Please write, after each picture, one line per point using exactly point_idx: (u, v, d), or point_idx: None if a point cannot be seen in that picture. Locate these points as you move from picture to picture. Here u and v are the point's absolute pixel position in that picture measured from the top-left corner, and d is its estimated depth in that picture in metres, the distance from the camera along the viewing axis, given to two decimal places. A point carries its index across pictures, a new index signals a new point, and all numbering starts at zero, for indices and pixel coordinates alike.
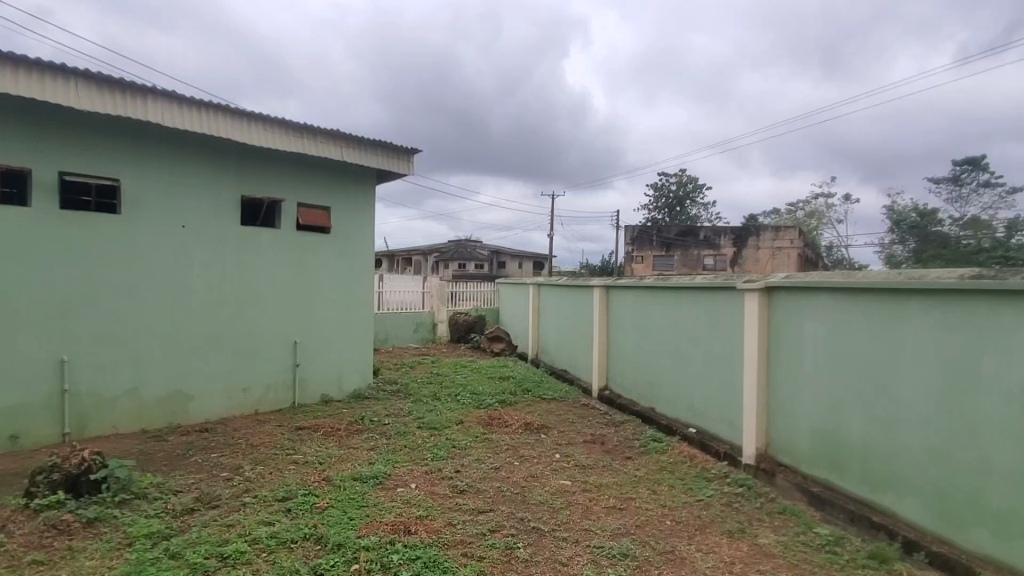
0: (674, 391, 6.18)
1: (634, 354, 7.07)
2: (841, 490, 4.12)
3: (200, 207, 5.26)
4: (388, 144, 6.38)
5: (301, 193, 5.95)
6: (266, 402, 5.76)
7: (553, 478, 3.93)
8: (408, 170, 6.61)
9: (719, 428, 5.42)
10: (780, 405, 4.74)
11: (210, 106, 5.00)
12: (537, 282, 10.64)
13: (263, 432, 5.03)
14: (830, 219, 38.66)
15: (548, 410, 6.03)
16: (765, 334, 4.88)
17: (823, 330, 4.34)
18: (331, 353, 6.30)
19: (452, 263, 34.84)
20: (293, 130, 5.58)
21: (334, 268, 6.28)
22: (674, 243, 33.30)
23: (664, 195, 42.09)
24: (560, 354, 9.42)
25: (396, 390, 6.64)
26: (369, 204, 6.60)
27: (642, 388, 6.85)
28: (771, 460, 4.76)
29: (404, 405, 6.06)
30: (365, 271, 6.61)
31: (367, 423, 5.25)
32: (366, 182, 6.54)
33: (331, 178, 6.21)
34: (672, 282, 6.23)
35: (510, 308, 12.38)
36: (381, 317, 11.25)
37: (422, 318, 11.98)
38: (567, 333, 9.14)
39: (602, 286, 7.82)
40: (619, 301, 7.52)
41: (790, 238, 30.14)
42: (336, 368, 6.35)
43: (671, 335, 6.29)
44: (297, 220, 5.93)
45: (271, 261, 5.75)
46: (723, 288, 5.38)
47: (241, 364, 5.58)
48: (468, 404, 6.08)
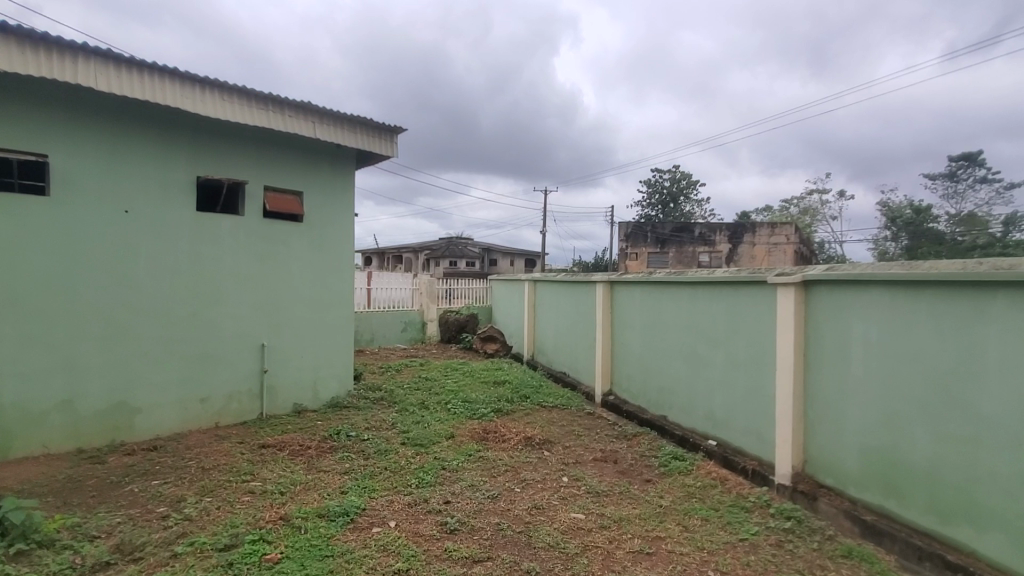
0: (690, 398, 5.53)
1: (643, 356, 6.42)
2: (901, 521, 3.50)
3: (147, 190, 4.52)
4: (367, 121, 5.66)
5: (268, 175, 5.22)
6: (228, 414, 5.04)
7: (563, 511, 3.25)
8: (390, 152, 5.92)
9: (745, 441, 4.78)
10: (820, 416, 4.11)
11: (156, 70, 4.26)
12: (532, 277, 9.98)
13: (220, 452, 4.30)
14: (824, 215, 38.36)
15: (549, 421, 5.36)
16: (801, 335, 4.24)
17: (875, 331, 3.69)
18: (305, 357, 5.59)
19: (443, 260, 34.05)
20: (257, 103, 4.86)
21: (308, 262, 5.57)
22: (669, 240, 32.78)
23: (658, 191, 41.59)
24: (558, 355, 8.77)
25: (380, 398, 5.94)
26: (349, 189, 5.90)
27: (652, 394, 6.20)
28: (811, 481, 4.13)
29: (388, 415, 5.36)
30: (343, 265, 5.90)
31: (343, 439, 4.54)
32: (345, 164, 5.83)
33: (304, 159, 5.50)
34: (688, 276, 5.58)
35: (504, 305, 11.72)
36: (366, 316, 10.50)
37: (411, 317, 11.25)
38: (567, 333, 8.47)
39: (605, 281, 7.17)
40: (624, 298, 6.86)
41: (786, 235, 29.74)
42: (310, 374, 5.64)
43: (686, 335, 5.64)
44: (264, 207, 5.20)
45: (233, 252, 5.02)
46: (749, 282, 4.73)
47: (199, 372, 4.86)
48: (460, 414, 5.40)
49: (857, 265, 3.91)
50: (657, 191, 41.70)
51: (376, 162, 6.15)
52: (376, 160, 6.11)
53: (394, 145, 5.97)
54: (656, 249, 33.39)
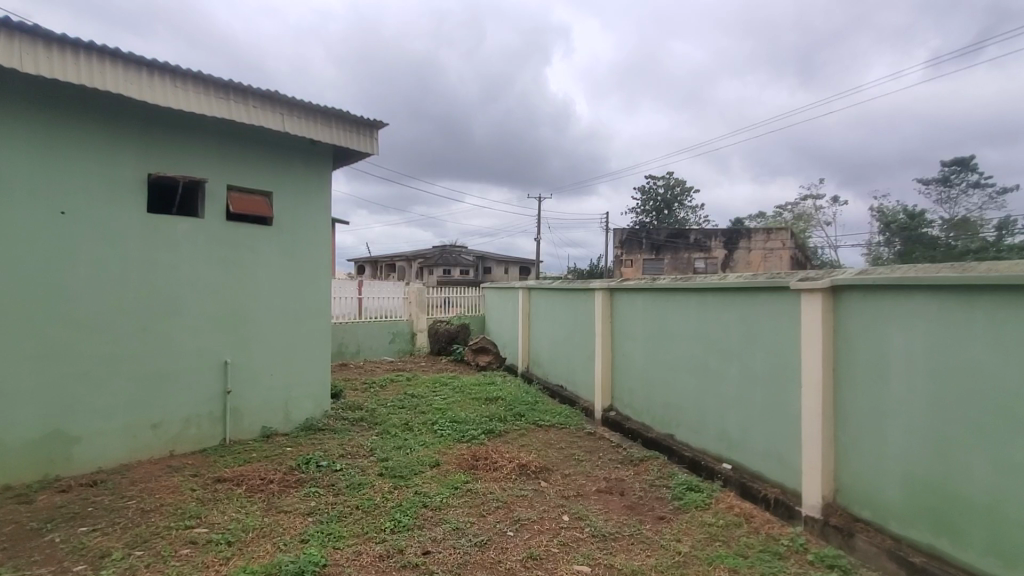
0: (701, 416, 5.03)
1: (647, 369, 5.93)
2: (957, 564, 2.99)
3: (89, 189, 3.99)
4: (343, 114, 5.15)
5: (232, 174, 4.71)
6: (185, 441, 4.49)
7: (564, 562, 2.73)
8: (370, 149, 5.41)
9: (765, 465, 4.28)
10: (854, 440, 3.61)
11: (95, 51, 3.76)
12: (527, 285, 9.49)
13: (167, 488, 3.74)
14: (818, 220, 38.20)
15: (546, 444, 4.83)
16: (830, 347, 3.75)
17: (920, 343, 3.20)
18: (274, 375, 5.04)
19: (437, 269, 33.52)
20: (217, 92, 4.35)
21: (278, 269, 5.03)
22: (664, 246, 32.44)
23: (652, 198, 41.34)
24: (554, 367, 8.26)
25: (359, 419, 5.39)
26: (325, 189, 5.39)
27: (657, 411, 5.69)
28: (844, 513, 3.62)
29: (366, 439, 4.80)
30: (319, 272, 5.36)
31: (312, 470, 3.99)
32: (320, 162, 5.33)
33: (274, 155, 4.99)
34: (696, 282, 5.10)
35: (497, 315, 11.21)
36: (352, 327, 9.95)
37: (400, 327, 10.70)
38: (564, 344, 7.97)
39: (604, 289, 6.69)
40: (625, 306, 6.38)
41: (782, 240, 29.50)
42: (281, 394, 5.09)
43: (694, 347, 5.15)
44: (226, 208, 4.68)
45: (191, 259, 4.49)
46: (767, 288, 4.26)
47: (149, 393, 4.30)
48: (447, 437, 4.85)
49: (893, 267, 3.45)
50: (651, 197, 41.47)
51: (355, 160, 5.66)
52: (355, 158, 5.61)
53: (375, 141, 5.47)
54: (652, 255, 33.08)
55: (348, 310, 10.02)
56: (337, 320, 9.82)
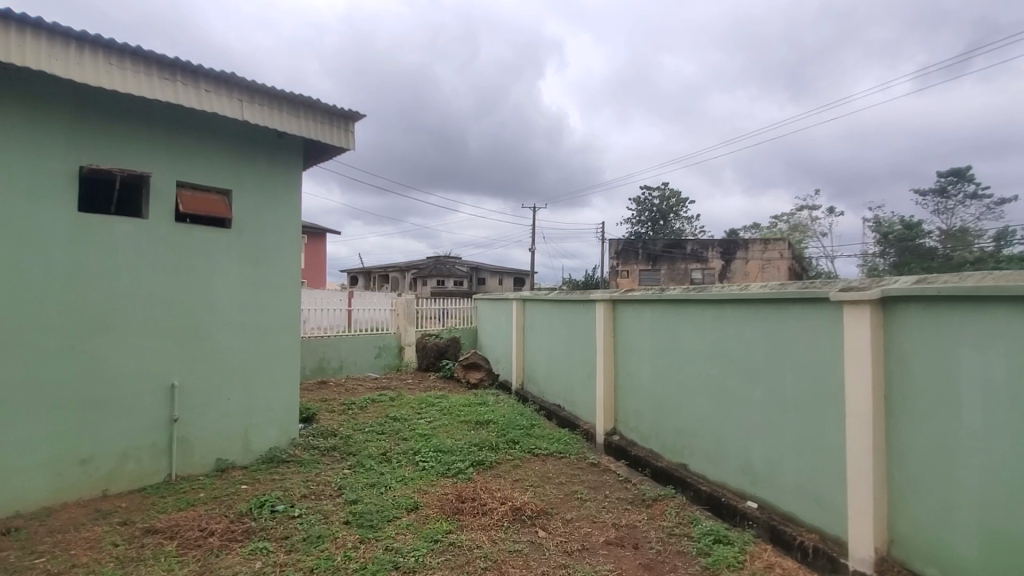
0: (719, 446, 4.43)
1: (655, 390, 5.33)
2: None
3: (6, 182, 3.38)
4: (314, 103, 4.55)
5: (183, 169, 4.12)
6: (122, 479, 3.84)
7: None
8: (346, 143, 4.83)
9: (799, 506, 3.68)
10: (913, 482, 3.02)
11: (9, 18, 3.15)
12: (521, 297, 8.90)
13: (87, 542, 3.08)
14: (814, 231, 37.94)
15: (544, 478, 4.20)
16: (881, 369, 3.17)
17: (1001, 367, 2.61)
18: (232, 399, 4.39)
19: (430, 280, 32.87)
20: (163, 72, 3.76)
21: (237, 277, 4.41)
22: (661, 257, 32.01)
23: (648, 208, 41.02)
24: (551, 385, 7.65)
25: (331, 449, 4.74)
26: (295, 187, 4.80)
27: (668, 438, 5.09)
28: (903, 571, 3.02)
29: (336, 474, 4.15)
30: (286, 281, 4.74)
31: (264, 517, 3.33)
32: (290, 157, 4.75)
33: (235, 148, 4.40)
34: (712, 292, 4.52)
35: (490, 327, 10.61)
36: (335, 341, 9.29)
37: (387, 341, 10.06)
38: (561, 360, 7.38)
39: (607, 300, 6.11)
40: (630, 320, 5.79)
41: (780, 250, 29.13)
42: (240, 421, 4.44)
43: (711, 366, 4.57)
44: (175, 208, 4.08)
45: (131, 266, 3.87)
46: (798, 300, 3.69)
47: (77, 424, 3.65)
48: (429, 471, 4.21)
49: (960, 275, 2.88)
50: (647, 207, 41.15)
51: (331, 156, 5.09)
52: (331, 153, 5.04)
53: (351, 135, 4.89)
54: (648, 266, 32.68)
55: (338, 322, 9.45)
56: (324, 333, 9.23)
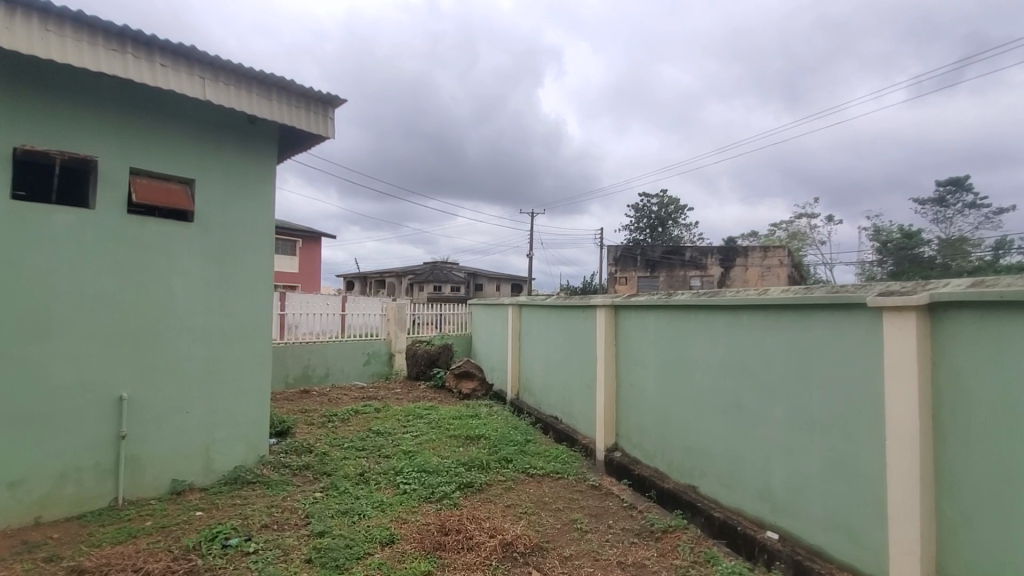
0: (735, 467, 4.00)
1: (661, 403, 4.90)
2: None
3: None
4: (288, 85, 4.12)
5: (138, 155, 3.70)
6: (59, 504, 3.38)
7: None
8: (324, 132, 4.40)
9: (828, 540, 3.24)
10: (969, 519, 2.58)
11: None
12: (517, 301, 8.47)
13: None
14: (813, 239, 37.69)
15: (539, 504, 3.75)
16: (928, 386, 2.74)
17: None
18: (191, 412, 3.94)
19: (426, 285, 32.44)
20: (109, 42, 3.33)
21: (199, 276, 3.97)
22: (659, 264, 31.67)
23: (646, 215, 40.75)
24: (549, 396, 7.21)
25: (304, 468, 4.27)
26: (269, 178, 4.37)
27: (676, 456, 4.65)
28: None
29: (305, 498, 3.69)
30: (257, 281, 4.30)
31: (213, 553, 2.87)
32: (262, 145, 4.32)
33: (199, 134, 3.99)
34: (725, 297, 4.10)
35: (485, 334, 10.16)
36: (322, 347, 8.83)
37: (376, 348, 9.60)
38: (559, 369, 6.95)
39: (608, 306, 5.68)
40: (633, 327, 5.37)
41: (780, 258, 28.83)
42: (201, 436, 3.99)
43: (724, 378, 4.14)
44: (128, 198, 3.66)
45: (74, 263, 3.43)
46: (826, 305, 3.28)
47: (6, 441, 3.20)
48: (411, 495, 3.75)
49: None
50: (645, 214, 40.88)
51: (309, 145, 4.67)
52: (309, 142, 4.62)
53: (330, 123, 4.45)
54: (646, 273, 32.42)
55: (327, 327, 9.00)
56: (311, 339, 8.78)
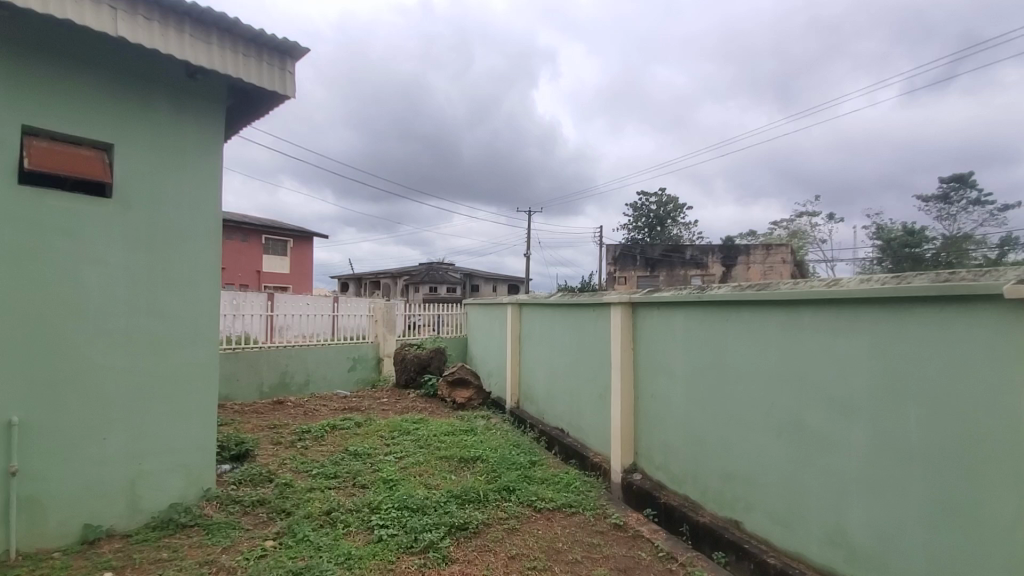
0: (795, 503, 3.21)
1: (692, 419, 4.10)
2: None
3: None
4: (232, 26, 3.28)
5: (36, 110, 2.88)
6: None
7: None
8: (282, 89, 3.57)
9: None
10: None
11: None
12: (516, 300, 7.67)
13: None
14: (815, 237, 37.08)
15: (551, 553, 2.94)
16: None
17: None
18: (109, 439, 3.10)
19: (421, 287, 31.58)
20: None
21: (119, 266, 3.14)
22: (659, 263, 30.93)
23: (645, 215, 40.06)
24: (554, 406, 6.41)
25: (258, 505, 3.45)
26: (215, 146, 3.57)
27: (713, 483, 3.86)
28: None
29: (252, 550, 2.87)
30: (198, 273, 3.48)
31: None
32: (206, 105, 3.52)
33: (121, 87, 3.18)
34: (780, 290, 3.31)
35: (481, 337, 9.36)
36: (301, 351, 7.97)
37: (363, 352, 8.77)
38: (567, 375, 6.16)
39: (625, 304, 4.89)
40: (656, 328, 4.57)
41: (782, 257, 28.15)
42: (123, 469, 3.16)
43: (778, 391, 3.35)
44: (22, 164, 2.86)
45: None
46: (930, 298, 2.50)
47: None
48: (389, 544, 2.93)
49: None
50: (644, 213, 40.19)
51: (268, 107, 3.86)
52: (267, 104, 3.81)
53: (290, 78, 3.62)
54: (645, 272, 31.74)
55: (312, 330, 8.19)
56: (294, 343, 7.95)
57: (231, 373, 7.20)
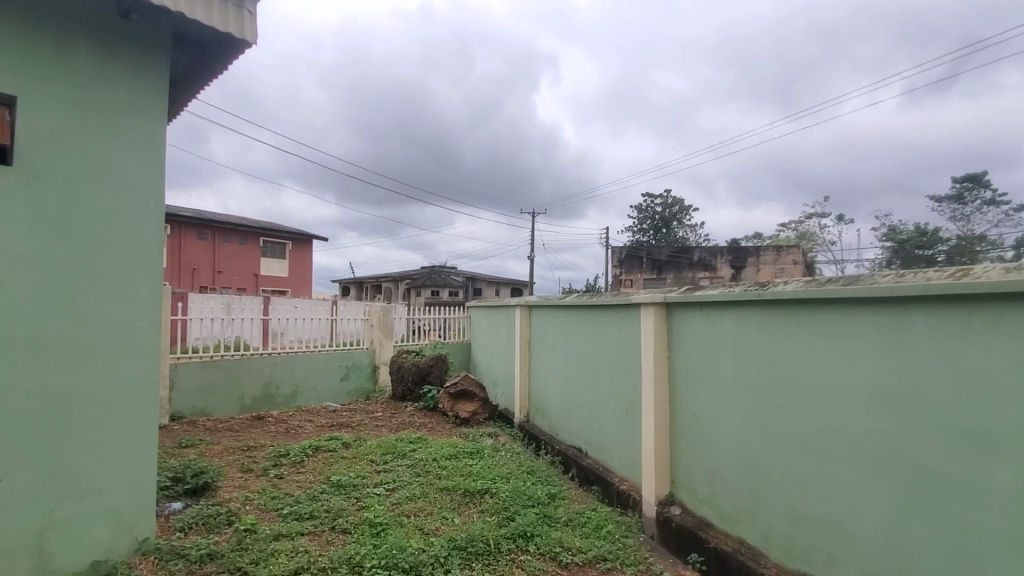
0: (907, 564, 2.45)
1: (750, 445, 3.35)
2: None
3: None
4: None
5: None
6: None
7: None
8: (238, 31, 2.82)
9: None
10: None
11: None
12: (526, 302, 6.93)
13: None
14: (823, 238, 36.32)
15: None
16: None
17: None
18: (7, 481, 2.37)
19: (423, 290, 30.87)
20: None
21: (19, 256, 2.41)
22: (666, 265, 30.17)
23: (650, 216, 39.35)
24: (571, 421, 5.67)
25: (209, 561, 2.70)
26: (158, 106, 2.85)
27: (781, 527, 3.11)
28: None
29: None
30: (133, 265, 2.75)
31: None
32: (143, 52, 2.80)
33: (27, 22, 2.46)
34: (880, 286, 2.56)
35: (487, 342, 8.62)
36: (289, 359, 7.22)
37: (357, 359, 8.03)
38: (586, 387, 5.41)
39: (658, 305, 4.14)
40: (697, 334, 3.83)
41: (793, 258, 27.36)
42: (28, 519, 2.42)
43: (876, 416, 2.60)
44: None
45: None
46: None
47: None
48: None
49: None
50: (649, 215, 39.46)
51: (227, 61, 3.14)
52: (226, 55, 3.09)
53: (249, 19, 2.88)
54: (652, 275, 31.02)
55: (307, 334, 7.52)
56: (287, 348, 7.27)
57: (208, 385, 6.45)
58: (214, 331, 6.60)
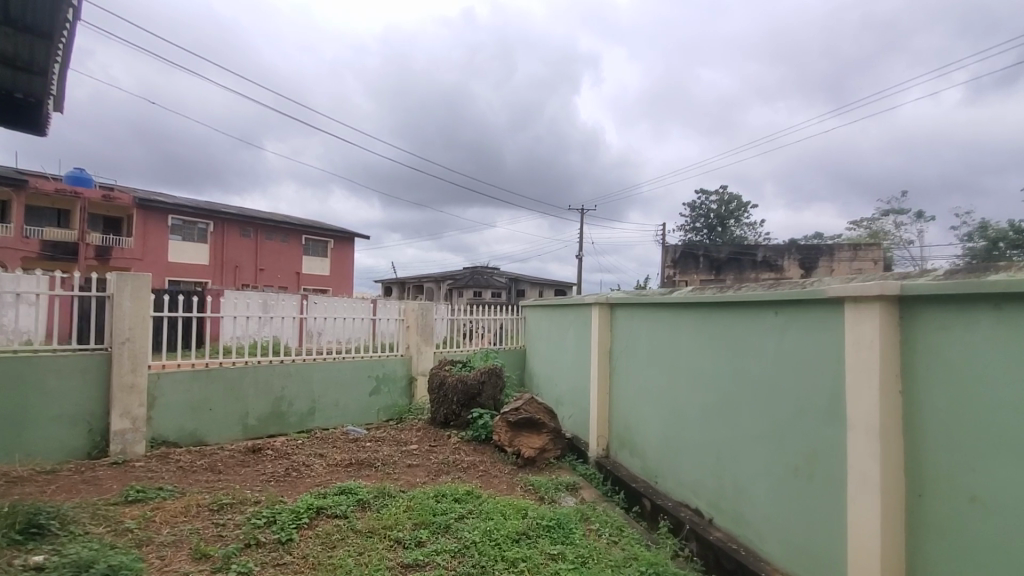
0: None
1: None
2: None
3: None
4: None
5: None
6: None
7: None
8: None
9: None
10: None
11: None
12: (606, 298, 5.27)
13: None
14: (899, 237, 32.79)
15: None
16: None
17: None
18: None
19: (465, 290, 29.69)
20: None
21: None
22: (727, 265, 27.74)
23: (704, 214, 36.84)
24: (685, 469, 3.96)
25: None
26: None
27: None
28: None
29: None
30: None
31: None
32: None
33: None
34: None
35: (548, 350, 6.97)
36: (306, 367, 5.80)
37: (390, 369, 6.54)
38: (712, 423, 3.69)
39: (887, 302, 2.39)
40: (982, 351, 2.07)
41: (874, 258, 24.47)
42: None
43: None
44: None
45: None
46: None
47: None
48: None
49: None
50: (704, 211, 36.86)
51: None
52: None
53: None
54: (710, 275, 28.62)
55: (330, 338, 6.06)
56: (303, 356, 5.85)
57: (200, 401, 5.07)
58: (248, 329, 5.46)
